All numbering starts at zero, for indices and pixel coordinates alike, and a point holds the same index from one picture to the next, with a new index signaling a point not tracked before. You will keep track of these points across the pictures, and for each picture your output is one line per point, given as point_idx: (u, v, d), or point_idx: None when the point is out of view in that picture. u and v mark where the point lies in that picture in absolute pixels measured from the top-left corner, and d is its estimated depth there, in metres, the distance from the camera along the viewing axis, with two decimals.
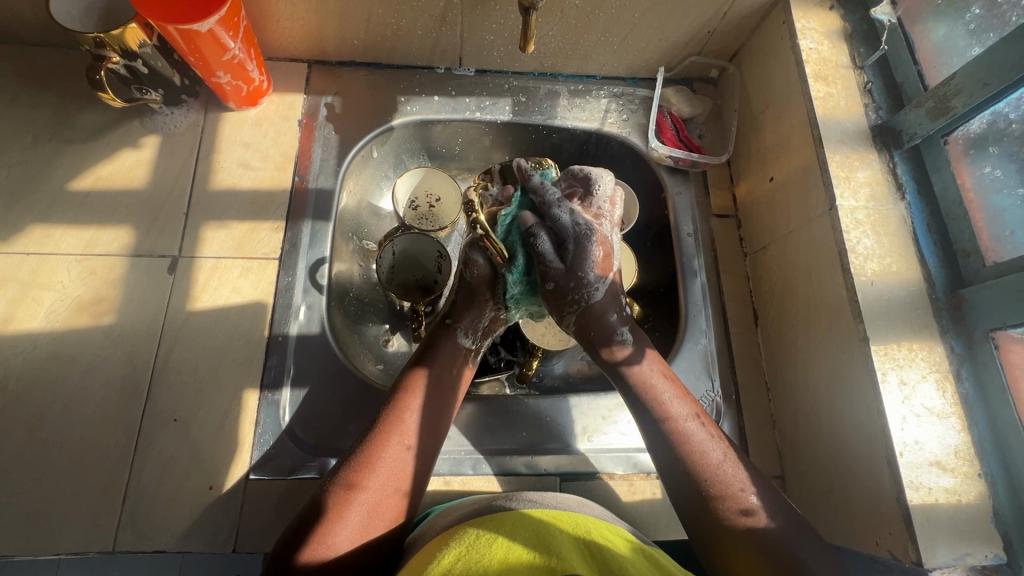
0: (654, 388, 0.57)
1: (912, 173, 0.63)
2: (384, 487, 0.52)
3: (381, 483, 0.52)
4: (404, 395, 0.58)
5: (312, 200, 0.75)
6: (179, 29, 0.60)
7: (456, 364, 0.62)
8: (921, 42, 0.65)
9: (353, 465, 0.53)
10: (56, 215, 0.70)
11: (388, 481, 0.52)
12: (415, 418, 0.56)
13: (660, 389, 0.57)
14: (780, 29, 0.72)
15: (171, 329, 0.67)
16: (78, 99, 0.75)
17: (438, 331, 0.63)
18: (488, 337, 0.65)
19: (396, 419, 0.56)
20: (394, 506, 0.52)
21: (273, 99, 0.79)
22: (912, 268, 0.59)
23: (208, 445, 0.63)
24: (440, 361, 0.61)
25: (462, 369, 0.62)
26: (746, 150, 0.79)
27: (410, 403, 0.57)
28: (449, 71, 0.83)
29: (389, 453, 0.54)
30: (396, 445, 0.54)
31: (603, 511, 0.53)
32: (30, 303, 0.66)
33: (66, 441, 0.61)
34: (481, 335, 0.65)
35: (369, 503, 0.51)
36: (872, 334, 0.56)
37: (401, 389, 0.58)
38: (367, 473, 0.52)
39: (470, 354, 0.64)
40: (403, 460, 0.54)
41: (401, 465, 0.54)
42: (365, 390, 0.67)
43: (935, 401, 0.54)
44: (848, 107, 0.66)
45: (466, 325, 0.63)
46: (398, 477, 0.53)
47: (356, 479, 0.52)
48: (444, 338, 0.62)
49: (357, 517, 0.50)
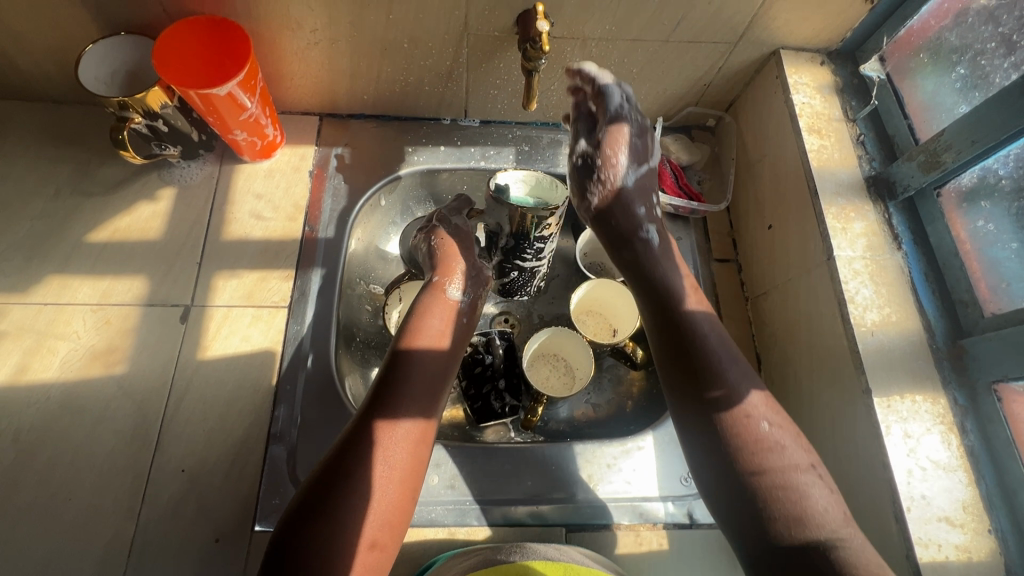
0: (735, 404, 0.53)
1: (908, 224, 0.65)
2: (388, 538, 0.51)
3: (388, 536, 0.51)
4: (391, 400, 0.57)
5: (322, 249, 0.77)
6: (200, 94, 0.63)
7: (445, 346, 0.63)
8: (911, 97, 0.67)
9: (366, 517, 0.50)
10: (74, 266, 0.72)
11: (392, 531, 0.52)
12: (401, 420, 0.55)
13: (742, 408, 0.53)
14: (773, 84, 0.75)
15: (182, 377, 0.68)
16: (99, 154, 0.78)
17: (436, 292, 0.67)
18: (478, 289, 0.70)
19: (385, 461, 0.53)
20: (397, 523, 0.52)
21: (286, 151, 0.82)
22: (910, 318, 0.60)
23: (215, 495, 0.63)
24: (423, 386, 0.59)
25: (459, 323, 0.67)
26: (745, 196, 0.81)
27: (417, 414, 0.57)
28: (454, 122, 0.86)
29: (395, 501, 0.52)
30: (384, 446, 0.54)
31: (598, 559, 0.54)
32: (45, 353, 0.67)
33: (74, 493, 0.62)
34: (471, 289, 0.69)
35: (380, 558, 0.50)
36: (874, 385, 0.57)
37: (396, 388, 0.57)
38: (381, 494, 0.51)
39: (465, 309, 0.68)
40: (402, 471, 0.54)
41: (408, 486, 0.54)
42: None
43: (940, 453, 0.54)
44: (842, 159, 0.68)
45: (457, 280, 0.68)
46: (394, 486, 0.53)
47: (371, 535, 0.50)
48: (441, 296, 0.66)
49: (370, 537, 0.50)
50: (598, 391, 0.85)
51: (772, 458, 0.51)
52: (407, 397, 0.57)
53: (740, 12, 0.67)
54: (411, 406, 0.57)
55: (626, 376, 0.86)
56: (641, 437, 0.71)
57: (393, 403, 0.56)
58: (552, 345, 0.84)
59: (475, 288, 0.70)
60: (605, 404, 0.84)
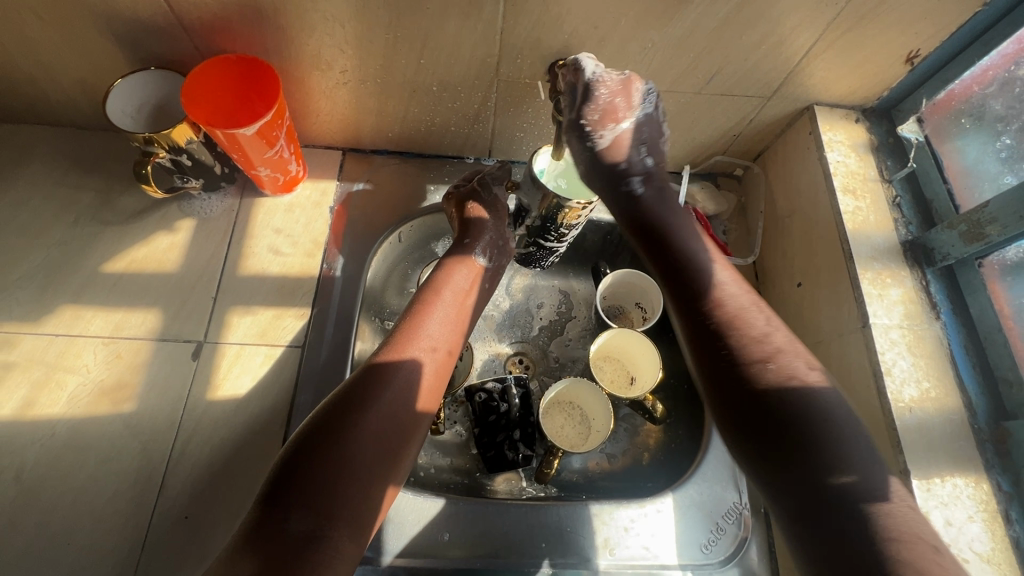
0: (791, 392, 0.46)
1: (946, 293, 0.62)
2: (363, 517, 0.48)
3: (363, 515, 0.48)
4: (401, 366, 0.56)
5: (339, 288, 0.75)
6: (226, 133, 0.62)
7: (453, 321, 0.63)
8: (950, 161, 0.66)
9: (360, 469, 0.49)
10: (87, 297, 0.71)
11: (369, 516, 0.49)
12: (407, 384, 0.55)
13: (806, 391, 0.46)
14: (806, 139, 0.73)
15: (191, 417, 0.66)
16: (120, 183, 0.78)
17: (462, 255, 0.68)
18: (500, 258, 0.72)
19: (369, 432, 0.51)
20: (389, 489, 0.51)
21: (307, 186, 0.81)
22: (951, 394, 0.57)
23: (218, 545, 0.61)
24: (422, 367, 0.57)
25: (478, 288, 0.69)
26: (773, 250, 0.79)
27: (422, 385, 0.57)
28: (477, 161, 0.85)
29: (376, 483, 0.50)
30: (388, 408, 0.53)
31: None
32: (52, 387, 0.66)
33: (74, 537, 0.60)
34: (494, 257, 0.71)
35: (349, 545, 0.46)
36: (913, 467, 0.54)
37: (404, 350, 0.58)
38: (377, 457, 0.50)
39: (485, 275, 0.70)
40: (400, 439, 0.53)
41: (403, 455, 0.53)
42: None
43: (983, 545, 0.51)
44: (877, 222, 0.66)
45: (483, 244, 0.70)
46: (391, 452, 0.52)
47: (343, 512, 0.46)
48: (467, 260, 0.68)
49: (363, 496, 0.48)
50: (613, 442, 0.82)
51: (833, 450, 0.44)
52: (408, 373, 0.56)
53: (776, 68, 0.66)
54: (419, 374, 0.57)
55: (641, 426, 0.83)
56: (660, 499, 0.68)
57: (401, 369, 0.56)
58: (568, 393, 0.81)
59: (498, 257, 0.72)
60: (621, 454, 0.81)
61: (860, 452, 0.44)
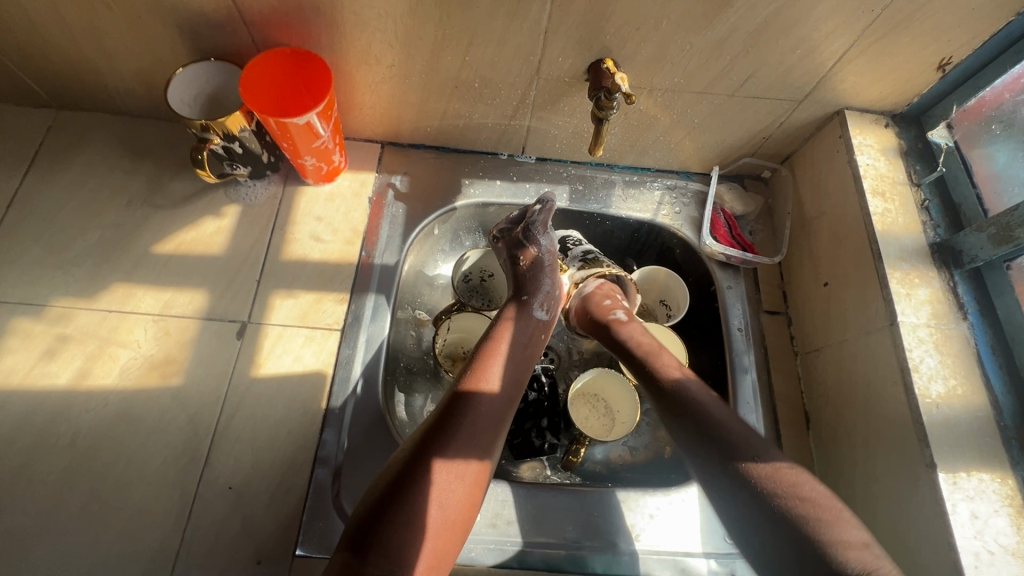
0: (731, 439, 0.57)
1: (973, 294, 0.64)
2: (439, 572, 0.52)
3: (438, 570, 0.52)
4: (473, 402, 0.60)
5: (377, 275, 0.78)
6: (280, 122, 0.66)
7: (512, 378, 0.65)
8: (979, 167, 0.68)
9: (439, 503, 0.53)
10: (139, 276, 0.74)
11: (448, 545, 0.53)
12: (479, 420, 0.59)
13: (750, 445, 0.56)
14: (835, 142, 0.75)
15: (235, 393, 0.69)
16: (171, 169, 0.81)
17: (518, 309, 0.71)
18: (555, 308, 0.75)
19: (439, 496, 0.53)
20: (464, 522, 0.55)
21: (347, 176, 0.84)
22: (977, 392, 0.59)
23: (259, 516, 0.64)
24: (485, 425, 0.60)
25: (536, 339, 0.71)
26: (799, 250, 0.81)
27: (494, 419, 0.61)
28: (511, 157, 0.88)
29: (449, 541, 0.53)
30: (463, 445, 0.57)
31: None
32: (105, 360, 0.69)
33: (124, 502, 0.63)
34: (551, 303, 0.73)
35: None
36: (939, 460, 0.55)
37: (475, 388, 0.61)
38: (453, 491, 0.55)
39: (543, 326, 0.72)
40: (474, 472, 0.57)
41: (477, 488, 0.57)
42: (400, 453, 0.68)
43: (1009, 538, 0.52)
44: (906, 224, 0.68)
45: (539, 300, 0.72)
46: (467, 486, 0.56)
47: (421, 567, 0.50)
48: (523, 313, 0.71)
49: (440, 527, 0.53)
50: (635, 436, 0.84)
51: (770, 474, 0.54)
52: (472, 433, 0.58)
53: (809, 73, 0.68)
54: (489, 409, 0.61)
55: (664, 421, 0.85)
56: (684, 489, 0.70)
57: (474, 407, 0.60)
58: (592, 386, 0.82)
59: (553, 308, 0.74)
60: (643, 448, 0.83)
61: (764, 456, 0.55)
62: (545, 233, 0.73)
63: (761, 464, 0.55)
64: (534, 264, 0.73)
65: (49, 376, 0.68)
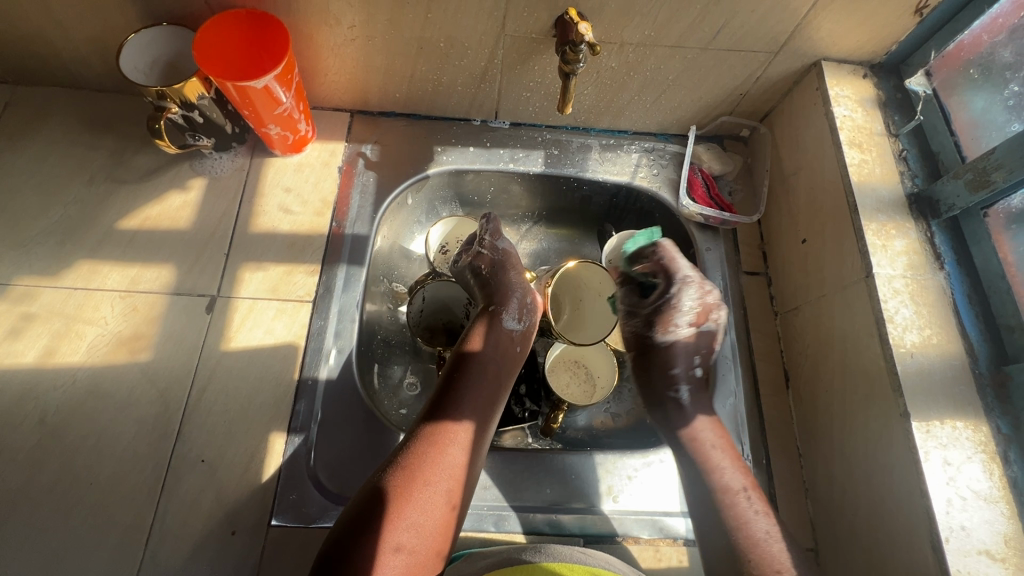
0: (704, 445, 0.63)
1: (951, 244, 0.63)
2: (426, 548, 0.51)
3: (426, 546, 0.51)
4: (452, 401, 0.59)
5: (348, 246, 0.76)
6: (237, 86, 0.63)
7: (495, 374, 0.63)
8: (957, 113, 0.66)
9: (421, 505, 0.52)
10: (104, 253, 0.73)
11: (437, 547, 0.52)
12: (462, 418, 0.58)
13: (716, 458, 0.62)
14: (813, 95, 0.73)
15: (205, 367, 0.68)
16: (134, 143, 0.79)
17: (484, 320, 0.67)
18: (532, 317, 0.70)
19: (420, 506, 0.52)
20: (452, 522, 0.54)
21: (316, 146, 0.82)
22: (953, 340, 0.58)
23: (234, 488, 0.63)
24: (474, 400, 0.60)
25: (509, 350, 0.66)
26: (778, 209, 0.79)
27: (477, 416, 0.59)
28: (484, 123, 0.86)
29: (438, 515, 0.53)
30: (443, 446, 0.55)
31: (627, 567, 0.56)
32: (72, 337, 0.68)
33: (96, 477, 0.62)
34: (521, 312, 0.69)
35: (410, 561, 0.50)
36: (912, 409, 0.55)
37: (455, 388, 0.60)
38: (434, 491, 0.53)
39: (519, 335, 0.68)
40: (461, 469, 0.55)
41: (463, 487, 0.56)
42: (375, 422, 0.67)
43: (982, 484, 0.52)
44: (883, 175, 0.66)
45: (511, 309, 0.68)
46: (453, 484, 0.54)
47: (401, 537, 0.50)
48: (490, 324, 0.67)
49: (426, 529, 0.51)
50: (618, 401, 0.83)
51: (714, 456, 0.62)
52: (457, 407, 0.59)
53: (783, 22, 0.66)
54: (470, 405, 0.59)
55: None
56: (663, 450, 0.70)
57: (452, 406, 0.59)
58: (574, 352, 0.81)
59: (529, 316, 0.70)
60: (625, 414, 0.82)
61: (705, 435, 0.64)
62: (501, 238, 0.75)
63: (703, 437, 0.63)
64: (498, 274, 0.71)
65: (14, 355, 0.67)
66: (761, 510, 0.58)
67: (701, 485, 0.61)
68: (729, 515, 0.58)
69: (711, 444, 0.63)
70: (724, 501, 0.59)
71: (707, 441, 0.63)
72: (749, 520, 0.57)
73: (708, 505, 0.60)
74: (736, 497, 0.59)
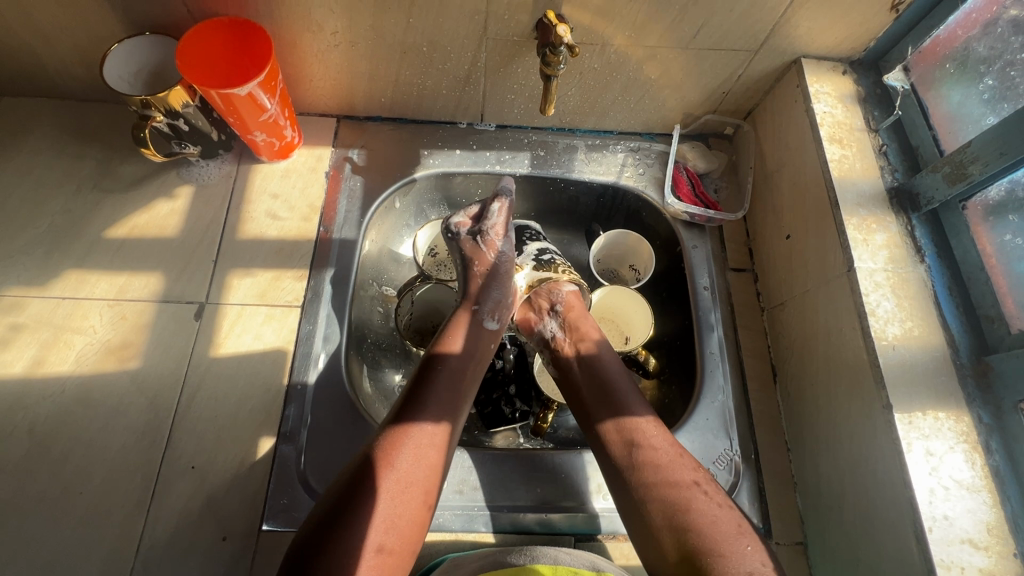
0: (640, 435, 0.60)
1: (931, 236, 0.63)
2: (399, 544, 0.51)
3: (400, 543, 0.51)
4: (418, 399, 0.59)
5: (335, 250, 0.77)
6: (221, 93, 0.63)
7: (468, 371, 0.64)
8: (935, 107, 0.67)
9: (390, 502, 0.52)
10: (92, 262, 0.73)
11: (409, 543, 0.52)
12: (428, 415, 0.58)
13: (656, 447, 0.59)
14: (793, 92, 0.74)
15: (194, 374, 0.68)
16: (120, 152, 0.79)
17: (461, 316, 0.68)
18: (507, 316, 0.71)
19: (391, 504, 0.52)
20: (424, 518, 0.54)
21: (303, 152, 0.83)
22: (933, 331, 0.58)
23: (224, 493, 0.63)
24: (441, 398, 0.60)
25: (483, 347, 0.67)
26: (762, 206, 0.80)
27: (444, 413, 0.59)
28: (470, 126, 0.86)
29: (411, 512, 0.53)
30: (410, 443, 0.55)
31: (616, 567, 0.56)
32: (61, 347, 0.68)
33: (86, 486, 0.63)
34: (500, 312, 0.70)
35: (386, 561, 0.50)
36: (895, 401, 0.55)
37: (421, 386, 0.60)
38: (405, 489, 0.53)
39: (494, 335, 0.69)
40: (431, 465, 0.55)
41: (434, 482, 0.56)
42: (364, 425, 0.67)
43: (964, 473, 0.53)
44: (863, 170, 0.67)
45: (489, 309, 0.69)
46: (424, 480, 0.54)
47: (378, 538, 0.50)
48: (469, 320, 0.67)
49: (398, 526, 0.51)
50: None
51: (659, 448, 0.59)
52: (424, 405, 0.58)
53: (761, 21, 0.67)
54: (437, 402, 0.59)
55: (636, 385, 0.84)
56: None
57: (419, 405, 0.58)
58: None
59: (505, 316, 0.71)
60: None
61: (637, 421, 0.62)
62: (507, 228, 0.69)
63: (637, 425, 0.61)
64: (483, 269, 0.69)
65: (3, 366, 0.67)
66: (717, 499, 0.56)
67: (652, 477, 0.58)
68: (688, 508, 0.55)
69: (647, 433, 0.61)
70: (679, 497, 0.56)
71: (636, 431, 0.61)
72: (705, 511, 0.54)
73: (658, 498, 0.57)
74: (692, 488, 0.56)
